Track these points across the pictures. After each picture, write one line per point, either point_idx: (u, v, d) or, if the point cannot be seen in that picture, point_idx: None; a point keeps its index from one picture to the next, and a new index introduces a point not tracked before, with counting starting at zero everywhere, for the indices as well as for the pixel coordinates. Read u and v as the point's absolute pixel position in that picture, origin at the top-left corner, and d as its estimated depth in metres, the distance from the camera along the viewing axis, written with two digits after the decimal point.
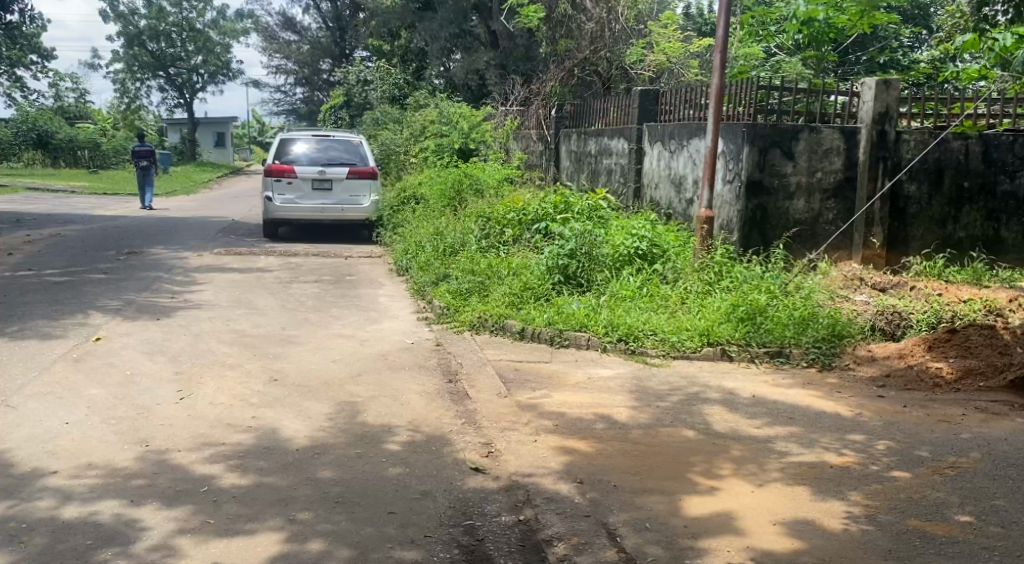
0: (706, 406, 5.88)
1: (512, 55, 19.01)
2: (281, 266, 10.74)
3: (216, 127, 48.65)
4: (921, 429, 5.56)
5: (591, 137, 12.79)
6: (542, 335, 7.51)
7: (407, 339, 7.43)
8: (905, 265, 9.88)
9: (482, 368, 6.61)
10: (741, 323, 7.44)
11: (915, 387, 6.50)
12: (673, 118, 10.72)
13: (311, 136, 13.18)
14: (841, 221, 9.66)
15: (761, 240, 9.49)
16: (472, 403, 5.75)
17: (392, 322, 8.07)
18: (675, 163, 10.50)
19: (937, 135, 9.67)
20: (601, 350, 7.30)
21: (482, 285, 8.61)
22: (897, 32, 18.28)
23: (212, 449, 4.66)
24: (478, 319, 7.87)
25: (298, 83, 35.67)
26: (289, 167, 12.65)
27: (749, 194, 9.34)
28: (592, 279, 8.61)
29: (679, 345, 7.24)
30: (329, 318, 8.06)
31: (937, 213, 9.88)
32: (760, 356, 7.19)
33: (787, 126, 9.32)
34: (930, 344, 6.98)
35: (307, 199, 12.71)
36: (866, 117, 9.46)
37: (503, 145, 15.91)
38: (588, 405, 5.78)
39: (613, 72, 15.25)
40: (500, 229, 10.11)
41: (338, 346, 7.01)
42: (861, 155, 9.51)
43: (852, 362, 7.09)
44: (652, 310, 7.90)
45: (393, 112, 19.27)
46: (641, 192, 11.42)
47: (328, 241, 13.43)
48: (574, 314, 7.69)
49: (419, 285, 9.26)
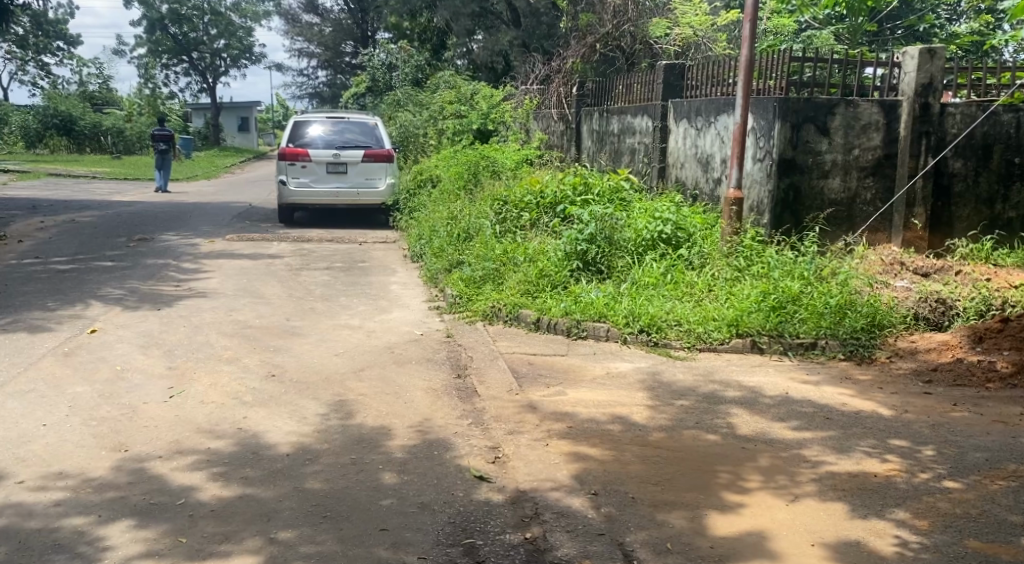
0: (734, 406, 5.41)
1: (536, 35, 18.50)
2: (293, 252, 10.34)
3: (240, 112, 48.50)
4: (973, 432, 5.09)
5: (613, 116, 12.29)
6: (559, 326, 7.09)
7: (417, 330, 7.03)
8: (949, 248, 9.33)
9: (494, 362, 6.18)
10: (772, 312, 6.95)
11: (965, 383, 5.98)
12: (699, 94, 10.21)
13: (325, 117, 12.75)
14: (879, 200, 9.12)
15: (793, 222, 8.97)
16: (481, 401, 5.34)
17: (402, 312, 7.66)
18: (702, 141, 9.99)
19: (986, 108, 9.11)
20: (622, 342, 6.86)
21: (497, 272, 8.18)
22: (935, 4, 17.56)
23: (194, 456, 4.27)
24: (491, 308, 7.47)
25: (321, 67, 35.36)
26: (303, 150, 12.26)
27: (780, 173, 8.82)
28: (612, 266, 8.15)
29: (706, 337, 6.78)
30: (335, 307, 7.65)
31: (984, 192, 9.33)
32: (793, 348, 6.72)
33: (822, 100, 8.79)
34: (981, 335, 6.58)
35: (322, 183, 12.32)
36: (908, 90, 8.91)
37: (523, 125, 15.46)
38: (606, 405, 5.33)
39: (636, 47, 14.64)
40: (517, 212, 9.66)
41: (342, 337, 6.61)
42: (902, 130, 8.96)
43: (896, 353, 6.62)
44: (676, 299, 7.43)
45: (412, 94, 18.79)
46: (666, 172, 10.91)
47: (343, 226, 13.02)
48: (593, 304, 7.24)
49: (432, 273, 8.86)
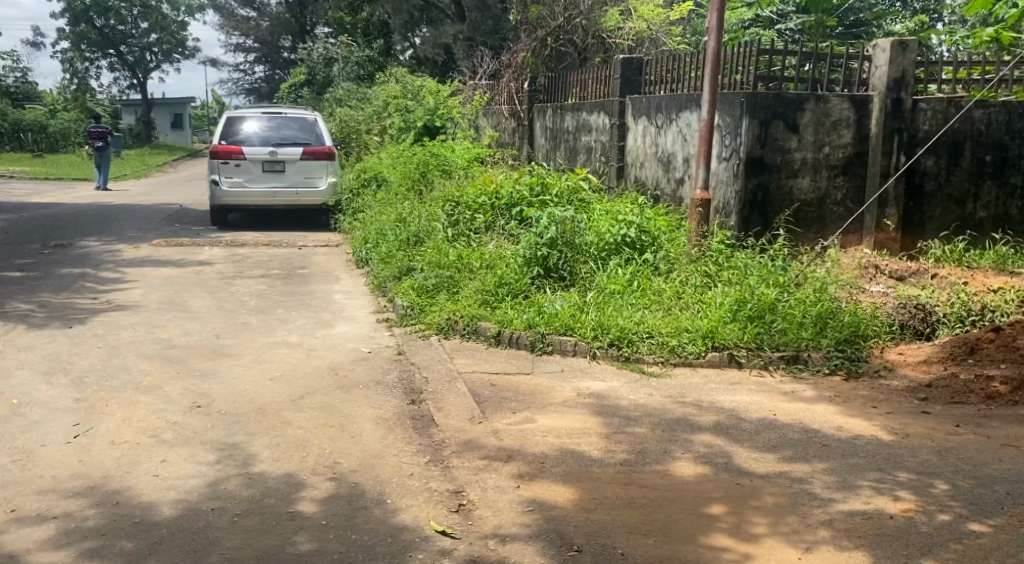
0: (719, 434, 4.86)
1: (481, 29, 17.91)
2: (225, 258, 9.56)
3: (175, 110, 47.02)
4: (986, 460, 4.59)
5: (567, 112, 11.74)
6: (521, 340, 6.50)
7: (364, 347, 6.38)
8: (921, 249, 8.94)
9: (451, 384, 5.54)
10: (749, 323, 6.45)
11: (964, 401, 5.52)
12: (660, 89, 9.69)
13: (261, 113, 11.96)
14: (850, 201, 8.70)
15: (762, 223, 8.49)
16: (439, 433, 4.70)
17: (347, 326, 6.98)
18: (663, 139, 9.47)
19: (959, 105, 8.75)
20: (590, 358, 6.29)
21: (451, 280, 7.58)
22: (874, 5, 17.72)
23: (95, 518, 3.57)
24: (447, 320, 6.86)
25: (258, 62, 34.26)
26: (236, 147, 11.48)
27: (748, 173, 8.34)
28: (575, 272, 7.57)
29: (681, 350, 6.24)
30: (272, 321, 6.93)
31: (956, 191, 8.97)
32: (774, 362, 6.19)
33: (792, 95, 8.33)
34: (973, 345, 6.14)
35: (258, 182, 11.54)
36: (879, 84, 8.51)
37: (472, 123, 14.83)
38: (579, 435, 4.72)
39: (589, 41, 14.12)
40: (470, 215, 9.06)
41: (280, 357, 5.91)
42: (873, 126, 8.56)
43: (884, 367, 6.14)
44: (646, 309, 6.88)
45: (354, 89, 17.98)
46: (624, 171, 10.38)
47: (282, 228, 12.24)
48: (558, 314, 6.66)
49: (379, 280, 8.21)
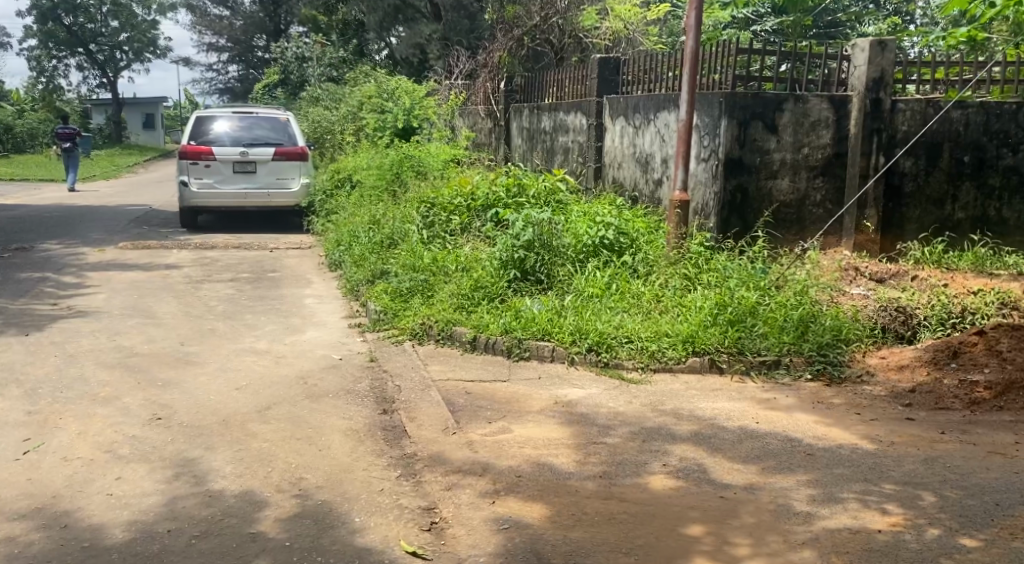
0: (699, 445, 4.72)
1: (458, 29, 17.69)
2: (194, 262, 9.33)
3: (146, 109, 46.48)
4: (973, 469, 4.48)
5: (544, 113, 11.59)
6: (497, 345, 6.34)
7: (335, 354, 6.20)
8: (901, 251, 8.87)
9: (424, 393, 5.37)
10: (730, 327, 6.31)
11: (948, 407, 5.41)
12: (637, 89, 9.56)
13: (232, 112, 11.72)
14: (829, 202, 8.61)
15: (741, 225, 8.37)
16: (411, 445, 4.53)
17: (318, 332, 6.79)
18: (641, 139, 9.34)
19: (938, 106, 8.67)
20: (569, 364, 6.14)
21: (426, 283, 7.40)
22: (846, 8, 17.76)
23: (43, 543, 3.38)
24: (421, 325, 6.69)
25: (231, 61, 33.87)
26: (206, 148, 11.23)
27: (727, 174, 8.23)
28: (553, 274, 7.42)
29: (660, 355, 6.10)
30: (240, 327, 6.72)
31: (935, 192, 8.89)
32: (755, 367, 6.06)
33: (771, 95, 8.22)
34: (955, 349, 6.01)
35: (228, 183, 11.31)
36: (858, 84, 8.42)
37: (448, 123, 14.65)
38: (555, 446, 4.57)
39: (565, 40, 13.91)
40: (446, 216, 8.88)
41: (247, 365, 5.72)
42: (852, 127, 8.47)
43: (866, 372, 6.02)
44: (625, 313, 6.74)
45: (328, 89, 17.74)
46: (602, 172, 10.24)
47: (253, 230, 12.01)
48: (536, 319, 6.49)
49: (352, 284, 8.03)
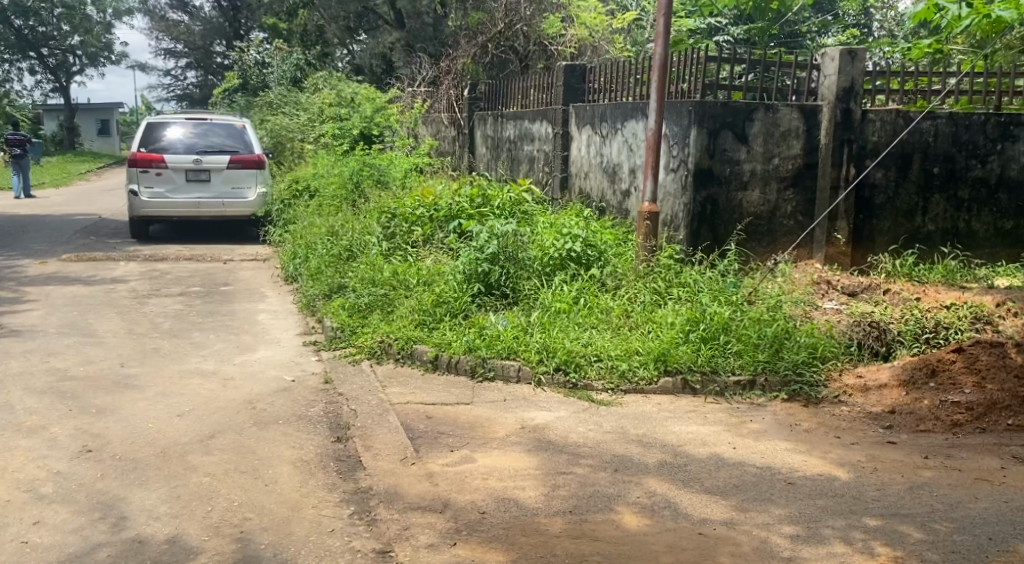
0: (672, 474, 4.48)
1: (421, 36, 17.42)
2: (141, 275, 8.94)
3: (100, 114, 45.57)
4: (961, 498, 4.25)
5: (509, 121, 11.34)
6: (460, 364, 6.05)
7: (288, 376, 5.88)
8: (872, 264, 8.69)
9: (382, 419, 5.08)
10: (703, 345, 6.07)
11: (929, 429, 5.18)
12: (604, 97, 9.33)
13: (185, 118, 11.27)
14: (800, 214, 8.42)
15: (711, 237, 8.16)
16: (365, 479, 4.24)
17: (269, 351, 6.47)
18: (608, 149, 9.11)
19: (907, 116, 8.53)
20: (536, 385, 5.85)
21: (386, 298, 7.09)
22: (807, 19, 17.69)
23: None
24: (380, 344, 6.39)
25: (188, 67, 33.19)
26: (158, 154, 10.81)
27: (697, 185, 8.03)
28: (518, 288, 7.14)
29: (631, 375, 5.84)
30: (185, 346, 6.38)
31: (905, 204, 8.72)
32: (730, 387, 5.82)
33: (740, 105, 8.03)
34: (933, 368, 5.74)
35: (181, 192, 10.90)
36: (828, 94, 8.24)
37: (410, 131, 14.34)
38: (521, 476, 4.29)
39: (530, 48, 13.67)
40: (407, 227, 8.58)
41: (192, 390, 5.40)
42: (822, 137, 8.29)
43: (843, 392, 5.79)
44: (594, 329, 6.47)
45: (287, 95, 17.33)
46: (568, 182, 9.98)
47: (207, 241, 11.58)
48: (501, 336, 6.20)
49: (307, 298, 7.70)
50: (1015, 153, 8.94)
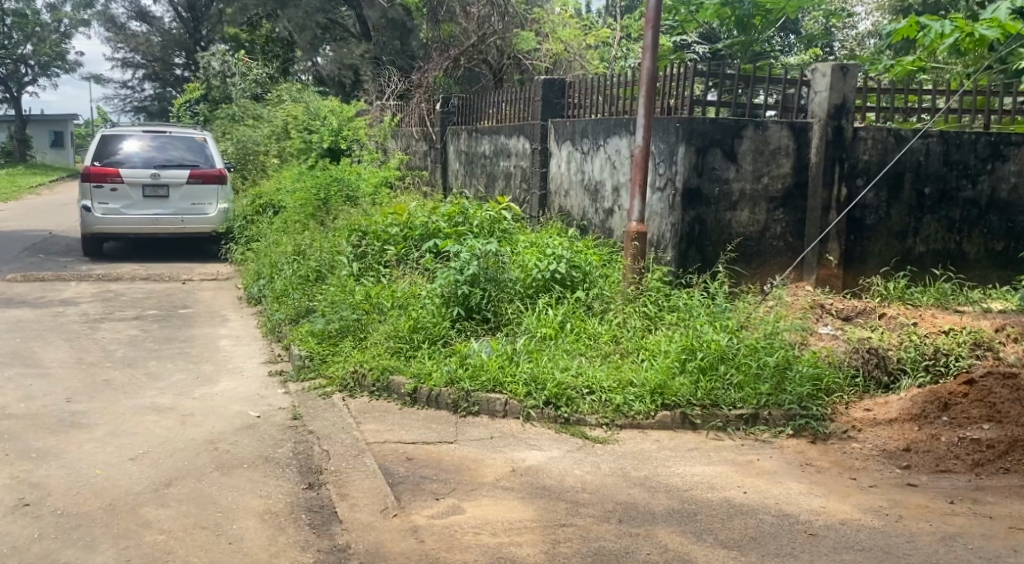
0: (681, 524, 4.10)
1: (387, 49, 17.06)
2: (93, 296, 8.41)
3: (53, 125, 44.46)
4: (998, 552, 3.93)
5: (483, 136, 10.95)
6: (442, 398, 5.64)
7: (253, 411, 5.48)
8: (864, 286, 8.36)
9: (357, 461, 4.64)
10: (701, 375, 5.67)
11: (949, 469, 4.83)
12: (585, 113, 8.97)
13: (143, 131, 10.74)
14: (790, 235, 8.09)
15: (700, 258, 7.81)
16: (343, 535, 3.86)
17: (232, 384, 6.02)
18: (589, 165, 8.73)
19: (898, 135, 8.23)
20: (524, 420, 5.44)
21: (358, 323, 6.65)
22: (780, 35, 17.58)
23: None
24: (353, 375, 5.97)
25: (146, 79, 32.39)
26: (113, 169, 10.24)
27: (685, 205, 7.69)
28: (501, 313, 6.73)
29: (626, 409, 5.44)
30: (141, 378, 5.89)
31: (896, 225, 8.40)
32: (732, 422, 5.43)
33: (729, 122, 7.71)
34: (945, 401, 5.38)
35: (137, 209, 10.34)
36: (819, 111, 7.93)
37: (379, 145, 13.89)
38: (515, 530, 3.94)
39: (504, 61, 13.34)
40: (380, 246, 8.14)
41: (148, 430, 4.94)
42: (813, 156, 7.98)
43: (852, 426, 5.41)
44: (584, 358, 6.07)
45: (249, 106, 16.80)
46: (547, 201, 9.60)
47: (165, 258, 11.03)
48: (485, 365, 5.78)
49: (274, 322, 7.24)
50: (1006, 173, 8.68)
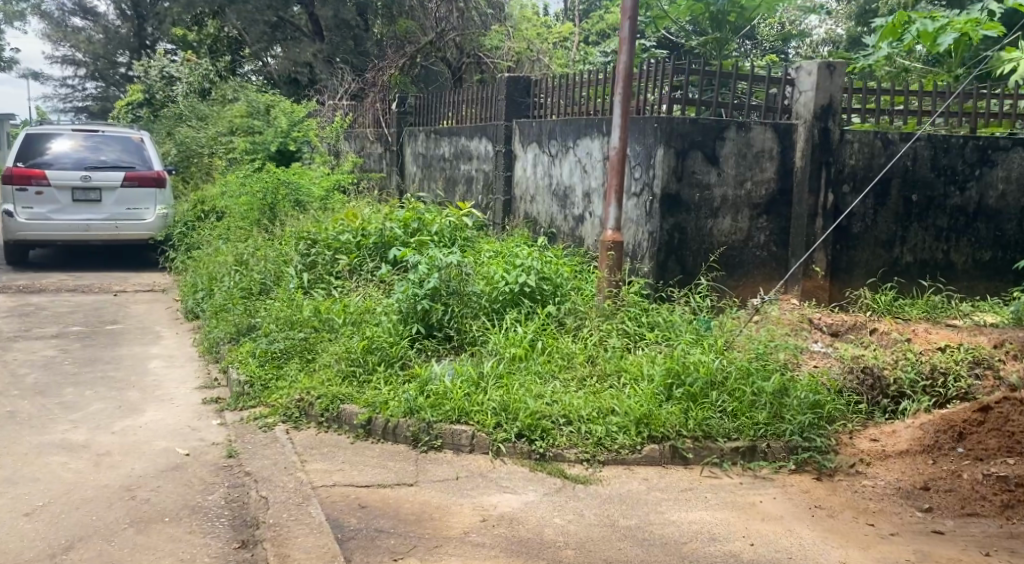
0: None
1: (341, 49, 16.70)
2: (10, 312, 7.69)
3: None
4: None
5: (442, 137, 10.30)
6: (401, 430, 5.00)
7: (180, 449, 4.93)
8: (851, 299, 7.85)
9: (301, 512, 4.06)
10: (691, 403, 5.07)
11: (977, 512, 4.27)
12: (552, 112, 8.36)
13: (73, 129, 9.90)
14: (774, 244, 7.55)
15: (678, 270, 7.27)
16: None
17: (160, 417, 5.39)
18: (557, 169, 8.13)
19: (885, 138, 7.70)
20: (494, 456, 4.81)
21: (305, 344, 5.96)
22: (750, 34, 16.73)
23: None
24: (298, 403, 5.33)
25: (88, 79, 31.20)
26: (38, 170, 9.38)
27: (663, 211, 7.12)
28: (465, 330, 6.10)
29: (609, 440, 4.83)
30: (54, 415, 5.25)
31: (884, 233, 7.88)
32: (729, 456, 4.85)
33: (710, 122, 7.16)
34: (960, 430, 4.81)
35: (65, 213, 9.51)
36: (804, 112, 7.39)
37: (331, 146, 13.18)
38: None
39: (464, 61, 12.62)
40: (330, 255, 7.46)
41: (56, 482, 4.40)
42: (798, 159, 7.45)
43: (860, 460, 4.83)
44: (558, 382, 5.45)
45: (194, 104, 15.98)
46: (512, 207, 8.99)
47: (97, 267, 10.22)
48: (448, 392, 5.14)
49: (211, 340, 6.55)
50: (994, 179, 8.14)
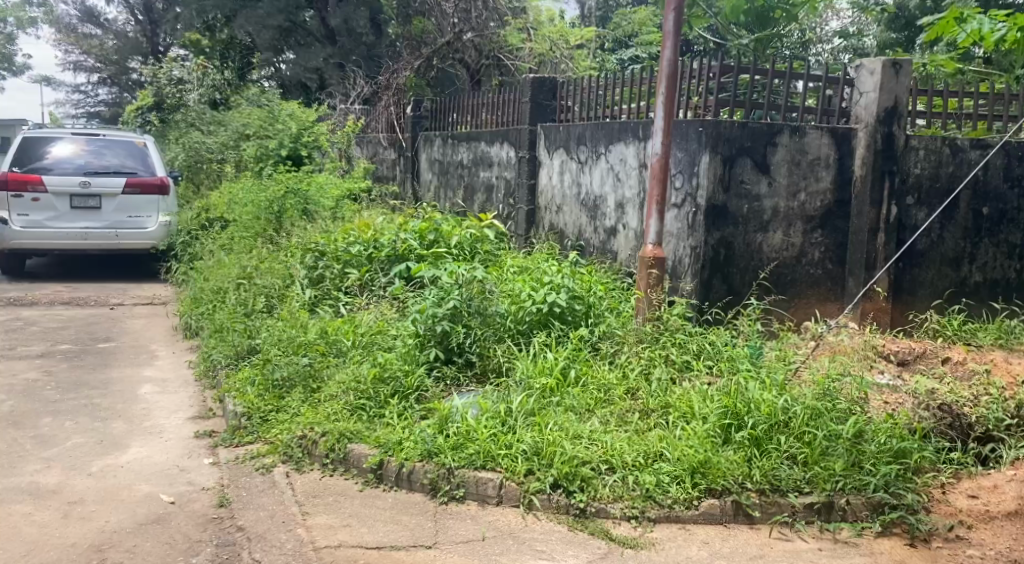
0: None
1: (354, 53, 16.13)
2: None
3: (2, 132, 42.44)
4: None
5: (460, 143, 9.65)
6: (417, 476, 4.31)
7: (164, 494, 4.28)
8: (915, 323, 7.12)
9: None
10: (754, 448, 4.34)
11: None
12: (581, 115, 7.66)
13: (73, 132, 9.28)
14: (830, 261, 6.82)
15: (724, 289, 6.58)
16: None
17: (145, 453, 4.74)
18: (588, 176, 7.43)
19: (952, 144, 6.95)
20: (526, 509, 4.13)
21: (309, 370, 5.26)
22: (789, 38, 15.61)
23: None
24: (300, 441, 4.65)
25: (98, 86, 30.71)
26: (35, 175, 8.78)
27: (708, 225, 6.43)
28: (487, 356, 5.39)
29: (661, 493, 4.13)
30: (24, 457, 4.61)
31: (951, 251, 7.15)
32: (802, 514, 4.15)
33: (760, 126, 6.44)
34: None
35: (63, 221, 8.90)
36: (865, 115, 6.65)
37: (342, 152, 12.56)
38: None
39: (482, 62, 11.82)
40: (339, 269, 6.79)
41: (16, 543, 3.78)
42: (857, 168, 6.71)
43: (960, 522, 4.18)
44: (597, 418, 4.74)
45: (202, 109, 15.40)
46: (536, 217, 8.31)
47: (97, 277, 9.59)
48: (472, 431, 4.44)
49: (208, 363, 5.89)
50: None
